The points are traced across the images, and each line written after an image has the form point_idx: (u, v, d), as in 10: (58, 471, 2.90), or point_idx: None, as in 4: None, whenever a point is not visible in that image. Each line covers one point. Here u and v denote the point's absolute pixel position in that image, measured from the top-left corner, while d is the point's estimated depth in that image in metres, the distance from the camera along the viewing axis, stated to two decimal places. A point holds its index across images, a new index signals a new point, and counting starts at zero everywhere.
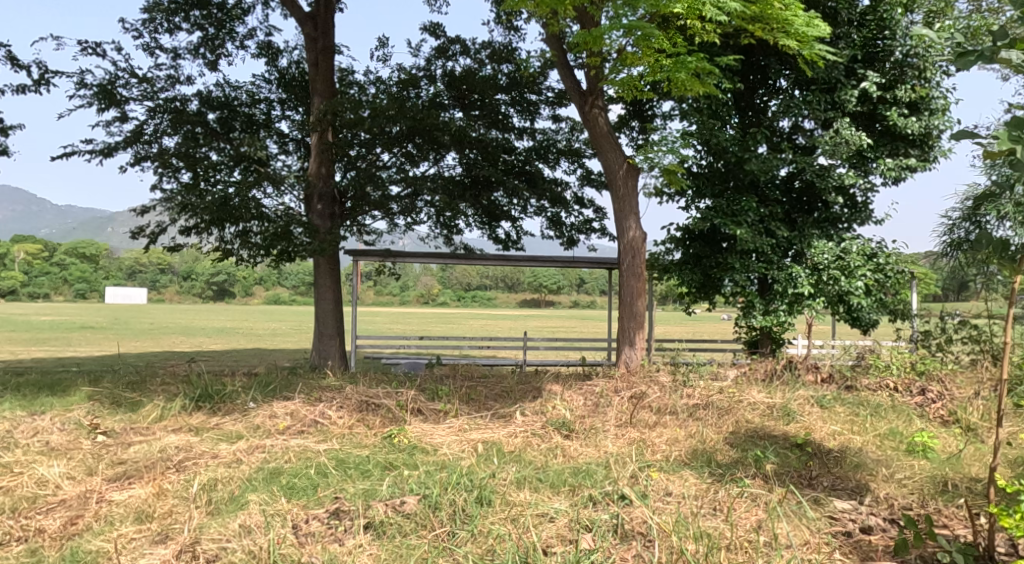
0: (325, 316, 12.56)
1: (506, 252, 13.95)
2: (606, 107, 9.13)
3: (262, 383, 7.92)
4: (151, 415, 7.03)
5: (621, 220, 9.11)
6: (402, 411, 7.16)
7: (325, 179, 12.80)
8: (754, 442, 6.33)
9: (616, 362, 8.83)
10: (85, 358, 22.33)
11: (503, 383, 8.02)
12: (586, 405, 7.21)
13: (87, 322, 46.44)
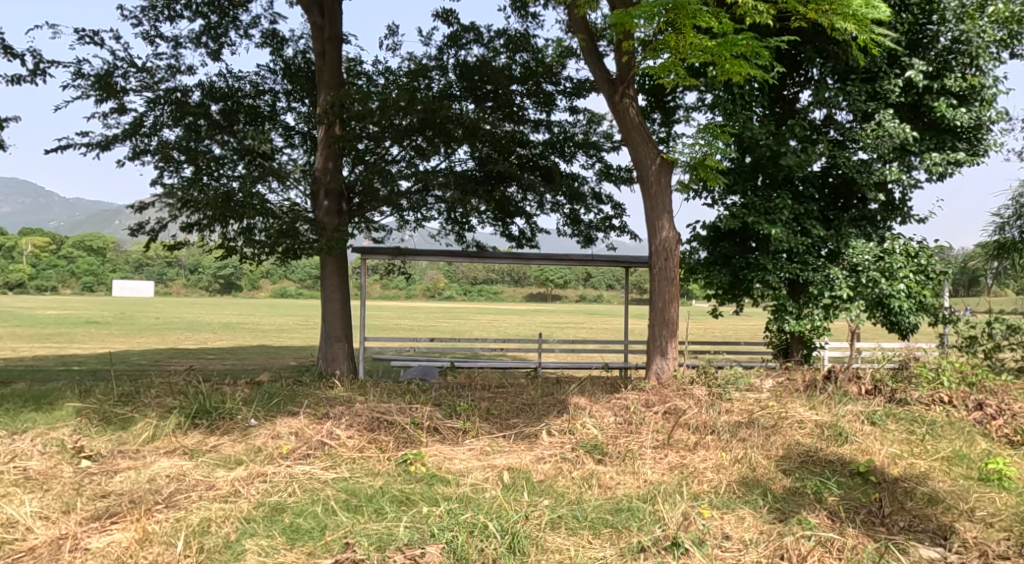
0: (331, 317, 12.04)
1: (520, 250, 13.43)
2: (637, 97, 8.61)
3: (264, 396, 7.45)
4: (144, 434, 6.58)
5: (653, 219, 8.62)
6: (417, 430, 6.67)
7: (332, 173, 12.29)
8: (810, 470, 6.03)
9: (647, 373, 8.46)
10: (89, 354, 21.97)
11: (524, 395, 7.55)
12: (616, 424, 6.72)
13: (94, 317, 46.17)
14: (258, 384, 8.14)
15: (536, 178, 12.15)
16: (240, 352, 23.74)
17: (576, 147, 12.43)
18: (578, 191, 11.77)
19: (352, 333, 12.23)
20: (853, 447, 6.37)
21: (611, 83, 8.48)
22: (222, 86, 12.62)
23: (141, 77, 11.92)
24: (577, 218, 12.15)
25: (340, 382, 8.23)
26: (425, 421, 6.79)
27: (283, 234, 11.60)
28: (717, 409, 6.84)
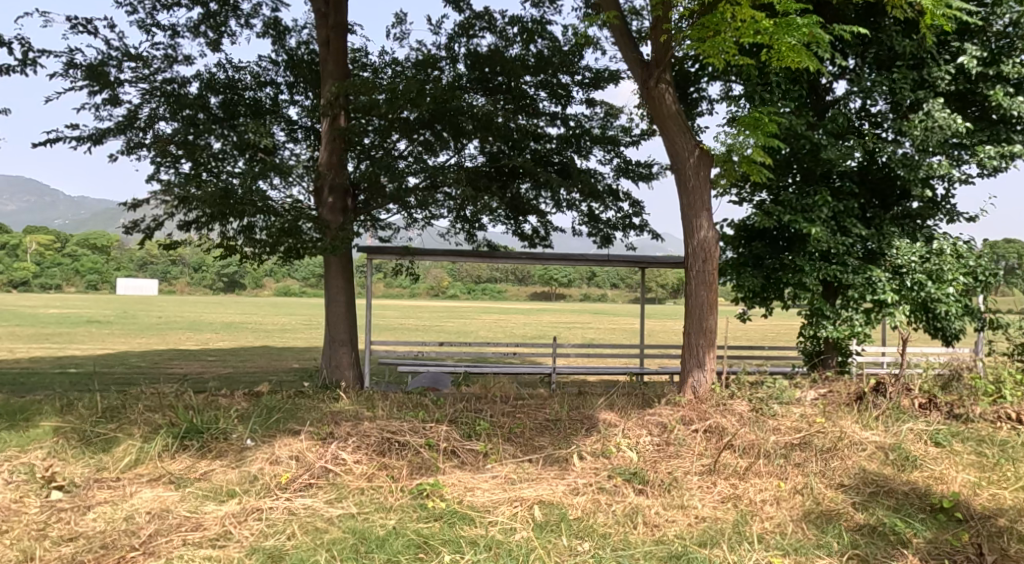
0: (336, 321, 11.43)
1: (533, 249, 12.83)
2: (673, 81, 8.03)
3: (263, 412, 6.88)
4: (127, 458, 6.07)
5: (690, 217, 8.09)
6: (432, 453, 6.21)
7: (336, 169, 11.69)
8: (880, 499, 5.72)
9: (682, 387, 7.96)
10: (88, 355, 21.46)
11: (549, 410, 7.09)
12: (652, 446, 6.43)
13: (100, 316, 45.76)
14: (258, 396, 7.53)
15: (551, 174, 11.55)
16: (241, 352, 23.23)
17: (592, 141, 11.84)
18: (596, 188, 11.17)
19: (357, 338, 11.62)
20: (924, 474, 6.07)
21: (646, 67, 7.92)
22: (222, 77, 12.06)
23: (137, 68, 11.35)
24: (594, 217, 11.55)
25: (347, 394, 7.75)
26: (441, 443, 6.32)
27: (287, 233, 11.07)
28: (766, 429, 6.55)
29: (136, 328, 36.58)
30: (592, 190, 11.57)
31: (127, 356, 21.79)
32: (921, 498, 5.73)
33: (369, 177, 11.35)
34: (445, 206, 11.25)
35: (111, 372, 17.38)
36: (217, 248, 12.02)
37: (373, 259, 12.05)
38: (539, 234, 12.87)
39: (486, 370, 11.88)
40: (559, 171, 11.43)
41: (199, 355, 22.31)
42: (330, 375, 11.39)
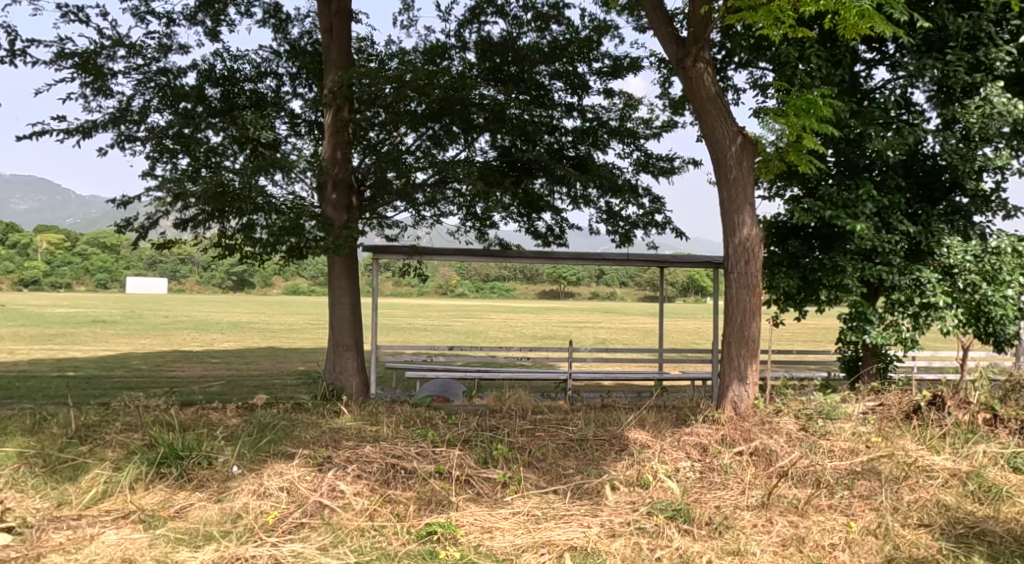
0: (340, 325, 10.81)
1: (548, 248, 12.21)
2: (713, 59, 7.49)
3: (250, 434, 6.60)
4: (92, 490, 5.81)
5: (731, 215, 7.67)
6: (445, 482, 5.97)
7: (340, 164, 11.08)
8: (974, 540, 5.48)
9: (722, 403, 7.59)
10: (90, 357, 21.17)
11: (571, 426, 6.89)
12: (694, 474, 6.23)
13: (109, 315, 45.57)
14: (247, 413, 7.24)
15: (567, 168, 10.90)
16: (246, 353, 22.85)
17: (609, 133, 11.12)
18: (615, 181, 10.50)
19: (363, 342, 11.00)
20: (1015, 508, 5.85)
21: (682, 45, 7.45)
22: (221, 69, 11.48)
23: (131, 57, 10.78)
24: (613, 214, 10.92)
25: (349, 408, 7.42)
26: (453, 470, 6.08)
27: (288, 231, 10.47)
28: (822, 452, 6.45)
29: (143, 328, 36.26)
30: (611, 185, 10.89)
31: (130, 357, 21.45)
32: (1012, 546, 5.39)
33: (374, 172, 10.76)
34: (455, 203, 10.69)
35: (112, 375, 17.08)
36: (216, 247, 11.51)
37: (379, 258, 11.48)
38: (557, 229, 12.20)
39: (497, 376, 11.37)
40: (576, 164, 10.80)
41: (204, 356, 21.94)
42: (334, 382, 10.78)
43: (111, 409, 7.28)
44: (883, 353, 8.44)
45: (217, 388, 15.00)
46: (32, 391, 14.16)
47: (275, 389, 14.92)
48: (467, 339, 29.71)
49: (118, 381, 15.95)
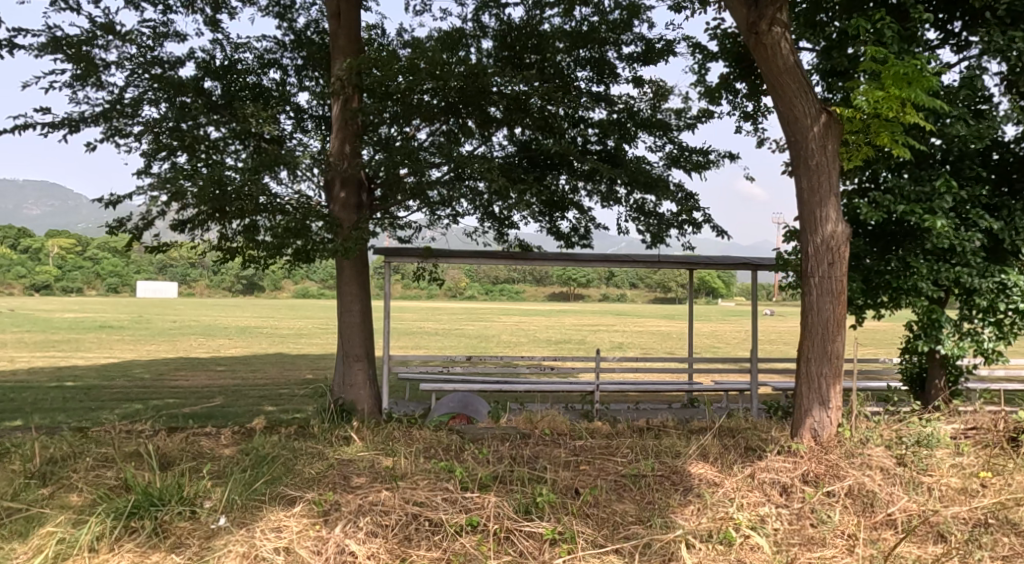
0: (350, 334, 10.02)
1: (571, 251, 11.38)
2: (788, 22, 6.75)
3: (243, 480, 5.92)
4: (48, 555, 5.09)
5: (814, 209, 7.01)
6: (482, 546, 5.29)
7: (350, 159, 10.33)
8: None
9: (800, 433, 7.00)
10: (92, 365, 20.55)
11: (622, 466, 6.40)
12: (784, 525, 5.62)
13: (119, 321, 45.06)
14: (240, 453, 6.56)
15: (594, 161, 10.09)
16: (252, 360, 22.13)
17: (639, 125, 10.28)
18: (647, 176, 9.69)
19: (374, 353, 10.21)
20: None
21: (755, 7, 6.69)
22: (221, 59, 10.72)
23: (124, 47, 10.03)
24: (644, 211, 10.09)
25: (356, 442, 6.74)
26: (489, 523, 5.45)
27: (294, 232, 9.69)
28: (931, 499, 5.99)
29: (148, 333, 35.57)
30: (642, 180, 10.06)
31: (133, 365, 20.75)
32: None
33: (386, 167, 9.97)
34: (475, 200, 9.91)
35: (111, 386, 16.39)
36: (218, 251, 10.77)
37: (391, 261, 10.70)
38: (581, 229, 11.37)
39: (518, 387, 10.62)
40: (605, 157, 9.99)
41: (209, 364, 21.25)
42: (343, 396, 9.98)
43: (85, 449, 6.57)
44: (950, 363, 8.21)
45: (220, 400, 14.30)
46: (26, 405, 13.47)
47: (281, 400, 14.22)
48: (480, 343, 28.95)
49: (118, 392, 15.25)
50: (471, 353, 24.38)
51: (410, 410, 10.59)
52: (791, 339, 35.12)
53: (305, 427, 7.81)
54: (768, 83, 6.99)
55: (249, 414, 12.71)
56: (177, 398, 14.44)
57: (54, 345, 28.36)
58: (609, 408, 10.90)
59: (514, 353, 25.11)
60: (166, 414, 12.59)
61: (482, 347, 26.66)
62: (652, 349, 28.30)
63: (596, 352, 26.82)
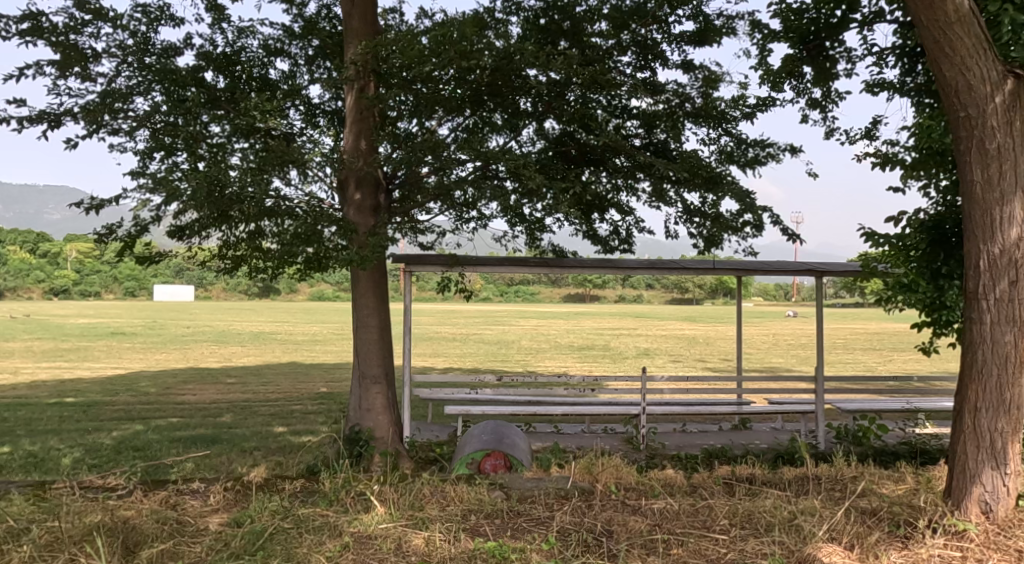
0: (367, 354, 8.95)
1: (611, 257, 10.25)
2: None
3: None
4: None
5: (996, 208, 5.93)
6: None
7: (365, 156, 9.25)
8: None
9: (971, 513, 5.95)
10: (99, 377, 19.60)
11: (736, 543, 5.63)
12: None
13: (136, 327, 44.33)
14: (227, 540, 5.52)
15: (640, 154, 8.96)
16: (264, 371, 21.09)
17: (691, 115, 9.14)
18: (705, 171, 8.51)
19: (394, 374, 9.13)
20: None
21: None
22: (223, 47, 9.64)
23: (114, 34, 8.98)
24: (696, 212, 8.95)
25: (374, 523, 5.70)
26: None
27: (304, 237, 8.62)
28: None
29: (161, 340, 34.65)
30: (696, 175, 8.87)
31: (140, 377, 19.75)
32: None
33: (406, 163, 8.86)
34: (511, 203, 8.78)
35: (114, 401, 15.37)
36: (222, 258, 9.73)
37: (411, 270, 9.62)
38: (625, 232, 10.20)
39: (555, 410, 9.57)
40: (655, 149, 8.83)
41: (218, 375, 20.24)
42: (360, 423, 8.89)
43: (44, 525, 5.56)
44: None
45: (226, 419, 13.26)
46: (18, 425, 12.46)
47: (293, 419, 13.17)
48: (502, 349, 27.83)
49: (119, 409, 14.24)
50: (494, 361, 23.27)
51: (434, 436, 9.55)
52: (822, 343, 33.81)
53: (316, 486, 6.75)
54: (926, 46, 5.97)
55: (258, 436, 11.67)
56: (182, 417, 13.42)
57: (63, 354, 27.45)
58: (655, 432, 9.80)
59: (539, 360, 23.94)
60: (167, 437, 11.56)
61: (505, 354, 25.55)
62: (682, 354, 27.05)
63: (624, 358, 25.69)
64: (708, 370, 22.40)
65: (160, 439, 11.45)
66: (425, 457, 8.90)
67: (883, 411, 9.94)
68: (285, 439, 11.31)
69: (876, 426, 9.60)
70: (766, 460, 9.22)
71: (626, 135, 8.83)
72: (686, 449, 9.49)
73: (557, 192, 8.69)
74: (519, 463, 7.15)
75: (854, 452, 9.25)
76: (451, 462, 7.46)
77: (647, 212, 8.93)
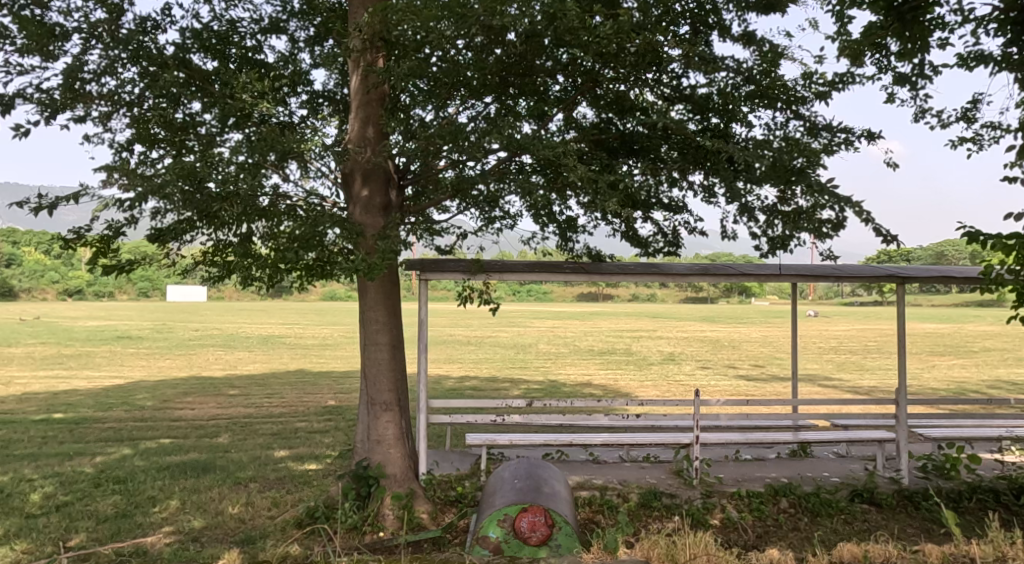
0: (377, 377, 7.70)
1: (655, 263, 8.93)
2: None
3: None
4: None
5: None
6: None
7: (373, 145, 7.96)
8: None
9: None
10: (96, 388, 18.47)
11: None
12: None
13: (145, 329, 43.39)
14: None
15: (696, 140, 7.64)
16: (269, 380, 19.89)
17: (755, 93, 7.69)
18: (778, 159, 7.10)
19: (408, 400, 7.89)
20: None
21: None
22: (210, 21, 8.37)
23: (82, 5, 7.73)
24: (761, 210, 7.59)
25: None
26: None
27: (302, 241, 7.34)
28: None
29: (168, 344, 33.52)
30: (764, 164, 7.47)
31: (137, 388, 18.54)
32: None
33: (422, 152, 7.54)
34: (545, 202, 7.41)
35: (104, 418, 14.16)
36: (209, 265, 8.46)
37: (428, 277, 8.30)
38: (672, 234, 8.84)
39: (595, 441, 8.31)
40: (716, 134, 7.47)
41: (220, 385, 19.02)
42: (369, 457, 7.64)
43: None
44: None
45: (224, 441, 12.03)
46: None
47: (296, 441, 11.92)
48: (519, 354, 26.50)
49: (108, 428, 13.02)
50: (512, 368, 21.97)
51: (456, 470, 8.31)
52: (853, 345, 32.43)
53: None
54: None
55: (256, 463, 10.42)
56: (174, 438, 12.18)
57: (66, 360, 26.30)
58: (708, 464, 8.51)
59: (559, 367, 22.61)
60: (154, 463, 10.34)
61: (523, 360, 24.23)
62: (709, 359, 25.61)
63: (650, 363, 24.42)
64: (740, 377, 21.00)
65: (147, 466, 10.22)
66: (444, 498, 7.64)
67: (972, 439, 8.60)
68: (286, 468, 10.07)
69: (969, 457, 8.25)
70: (842, 498, 7.89)
71: (681, 116, 7.47)
72: (747, 485, 8.19)
73: (601, 186, 7.32)
74: (562, 518, 5.85)
75: (946, 490, 7.91)
76: (479, 516, 6.17)
77: (705, 210, 7.60)
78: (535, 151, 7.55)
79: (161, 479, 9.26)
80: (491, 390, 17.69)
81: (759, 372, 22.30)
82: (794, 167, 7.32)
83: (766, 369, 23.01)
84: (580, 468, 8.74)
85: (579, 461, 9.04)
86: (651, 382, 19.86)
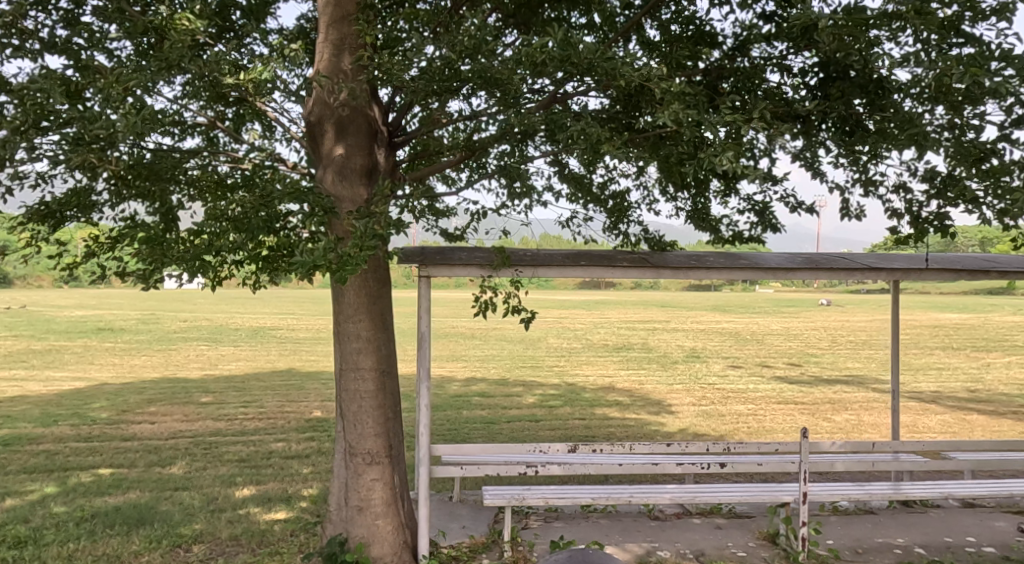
0: (359, 418, 5.42)
1: (738, 254, 6.56)
2: None
3: None
4: None
5: None
6: None
7: (352, 77, 5.47)
8: None
9: None
10: (48, 394, 16.14)
11: None
12: None
13: (127, 318, 40.99)
14: None
15: (838, 65, 5.14)
16: (249, 384, 17.52)
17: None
18: (972, 85, 4.63)
19: (400, 448, 5.64)
20: None
21: None
22: None
23: None
24: (927, 170, 5.14)
25: None
26: None
27: (246, 223, 4.99)
28: None
29: (149, 338, 31.06)
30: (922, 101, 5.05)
31: (97, 394, 16.18)
32: None
33: (427, 78, 5.06)
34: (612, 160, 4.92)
35: (41, 437, 11.83)
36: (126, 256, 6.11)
37: (430, 274, 5.95)
38: (760, 215, 6.45)
39: (662, 497, 6.03)
40: (867, 55, 4.97)
41: (192, 390, 16.65)
42: (347, 529, 5.47)
43: None
44: None
45: (177, 472, 9.73)
46: None
47: (265, 473, 9.59)
48: (528, 350, 24.09)
49: (39, 453, 10.70)
50: (522, 368, 19.56)
51: (470, 539, 6.04)
52: (887, 338, 30.04)
53: None
54: None
55: (208, 509, 8.11)
56: (116, 468, 9.87)
57: (31, 357, 23.84)
58: (816, 531, 6.22)
59: (575, 366, 20.23)
60: (77, 510, 8.04)
61: (533, 359, 21.78)
62: (737, 356, 23.28)
63: (673, 360, 22.08)
64: (779, 378, 18.63)
65: (67, 513, 7.92)
66: None
67: None
68: (245, 519, 7.76)
69: None
70: None
71: (815, 28, 4.97)
72: None
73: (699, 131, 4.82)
74: None
75: None
76: None
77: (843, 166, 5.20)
78: (595, 79, 5.06)
79: (73, 542, 7.03)
80: (501, 397, 15.38)
81: (799, 372, 19.85)
82: (981, 104, 4.84)
83: (805, 368, 20.65)
84: (637, 530, 6.45)
85: (633, 516, 6.77)
86: (681, 385, 17.47)
